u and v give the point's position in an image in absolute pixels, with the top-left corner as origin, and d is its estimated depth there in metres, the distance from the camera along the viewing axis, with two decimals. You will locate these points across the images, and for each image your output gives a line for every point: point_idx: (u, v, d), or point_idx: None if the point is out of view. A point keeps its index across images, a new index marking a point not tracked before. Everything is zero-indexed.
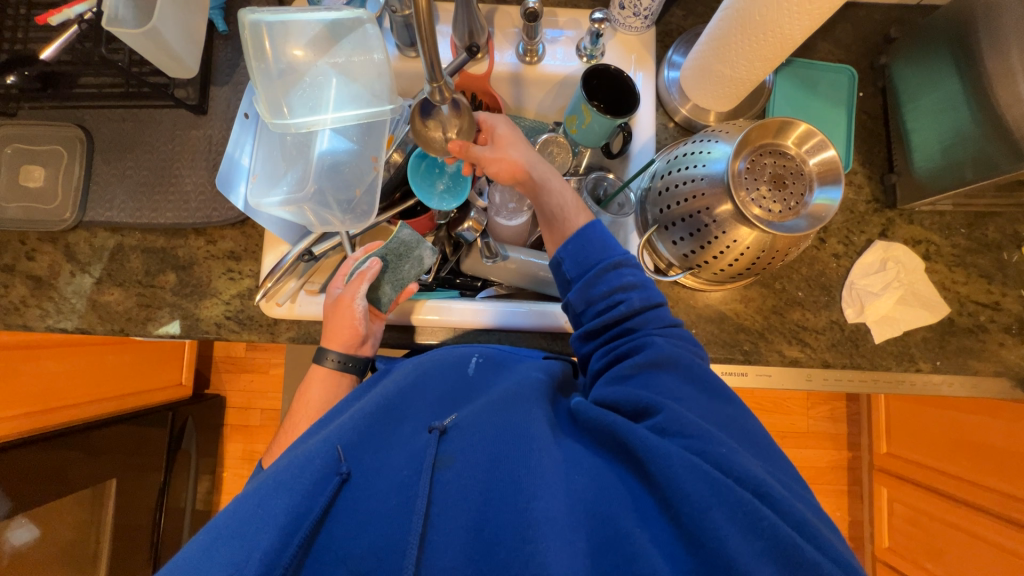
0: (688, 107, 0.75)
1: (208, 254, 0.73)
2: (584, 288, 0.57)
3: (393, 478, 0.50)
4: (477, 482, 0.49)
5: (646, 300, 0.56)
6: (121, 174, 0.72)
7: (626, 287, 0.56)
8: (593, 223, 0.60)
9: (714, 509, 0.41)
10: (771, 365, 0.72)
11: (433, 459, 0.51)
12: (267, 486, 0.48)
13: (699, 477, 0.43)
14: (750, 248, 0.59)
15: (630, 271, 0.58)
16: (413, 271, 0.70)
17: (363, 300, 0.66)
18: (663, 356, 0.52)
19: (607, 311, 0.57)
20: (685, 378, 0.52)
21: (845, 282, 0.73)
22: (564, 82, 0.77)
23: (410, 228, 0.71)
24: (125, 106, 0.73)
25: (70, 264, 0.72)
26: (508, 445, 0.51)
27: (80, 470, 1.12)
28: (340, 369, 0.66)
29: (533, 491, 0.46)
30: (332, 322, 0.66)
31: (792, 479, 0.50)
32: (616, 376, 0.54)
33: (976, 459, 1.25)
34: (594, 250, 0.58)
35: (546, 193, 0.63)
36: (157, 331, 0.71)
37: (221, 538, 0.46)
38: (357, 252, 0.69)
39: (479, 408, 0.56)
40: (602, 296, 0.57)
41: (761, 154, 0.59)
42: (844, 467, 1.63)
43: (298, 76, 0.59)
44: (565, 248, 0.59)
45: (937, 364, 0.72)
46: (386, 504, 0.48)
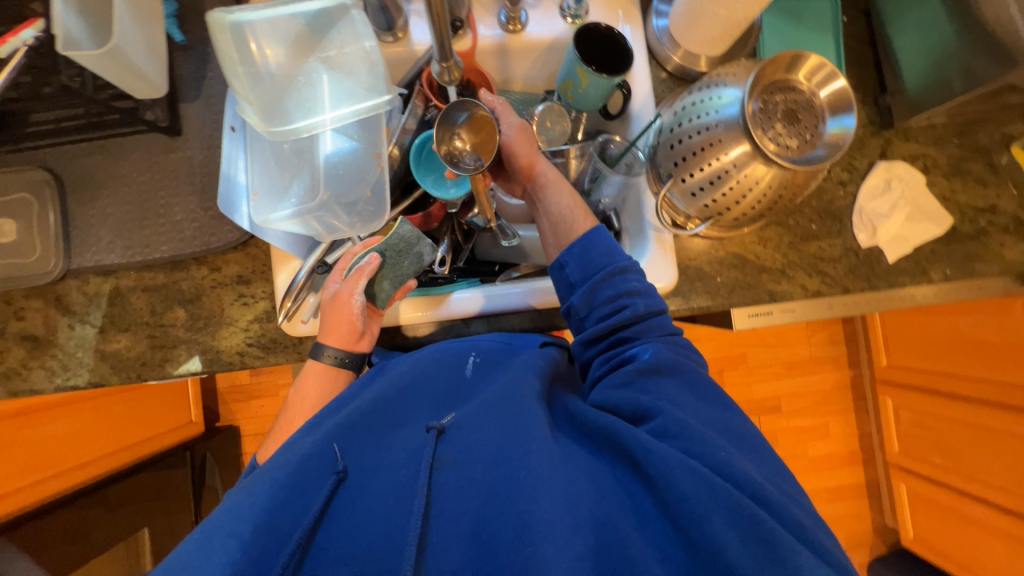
0: (680, 54, 0.74)
1: (214, 283, 0.69)
2: (588, 292, 0.59)
3: (393, 478, 0.50)
4: (472, 481, 0.49)
5: (651, 306, 0.58)
6: (102, 213, 0.67)
7: (632, 290, 0.59)
8: (598, 228, 0.63)
9: (714, 513, 0.43)
10: (794, 300, 0.74)
11: (433, 458, 0.51)
12: (259, 481, 0.49)
13: (697, 482, 0.44)
14: (770, 188, 0.60)
15: (636, 275, 0.60)
16: (413, 268, 0.67)
17: (361, 295, 0.63)
18: (663, 363, 0.55)
19: (610, 316, 0.58)
20: (683, 385, 0.54)
21: (855, 209, 0.74)
22: (551, 47, 0.75)
23: (410, 222, 0.66)
24: (90, 139, 0.67)
25: (66, 317, 0.68)
26: (502, 448, 0.51)
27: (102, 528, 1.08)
28: (338, 365, 0.64)
29: (532, 493, 0.46)
30: (329, 318, 0.63)
31: (793, 486, 0.51)
32: (615, 380, 0.56)
33: (970, 354, 1.34)
34: (598, 254, 0.61)
35: (554, 192, 0.66)
36: (176, 371, 0.68)
37: (215, 532, 0.45)
38: (355, 246, 0.65)
39: (479, 406, 0.56)
40: (607, 300, 0.59)
41: (771, 92, 0.58)
42: (848, 385, 1.73)
43: (290, 79, 0.55)
44: (570, 252, 0.61)
45: (947, 273, 0.75)
46: (385, 505, 0.48)
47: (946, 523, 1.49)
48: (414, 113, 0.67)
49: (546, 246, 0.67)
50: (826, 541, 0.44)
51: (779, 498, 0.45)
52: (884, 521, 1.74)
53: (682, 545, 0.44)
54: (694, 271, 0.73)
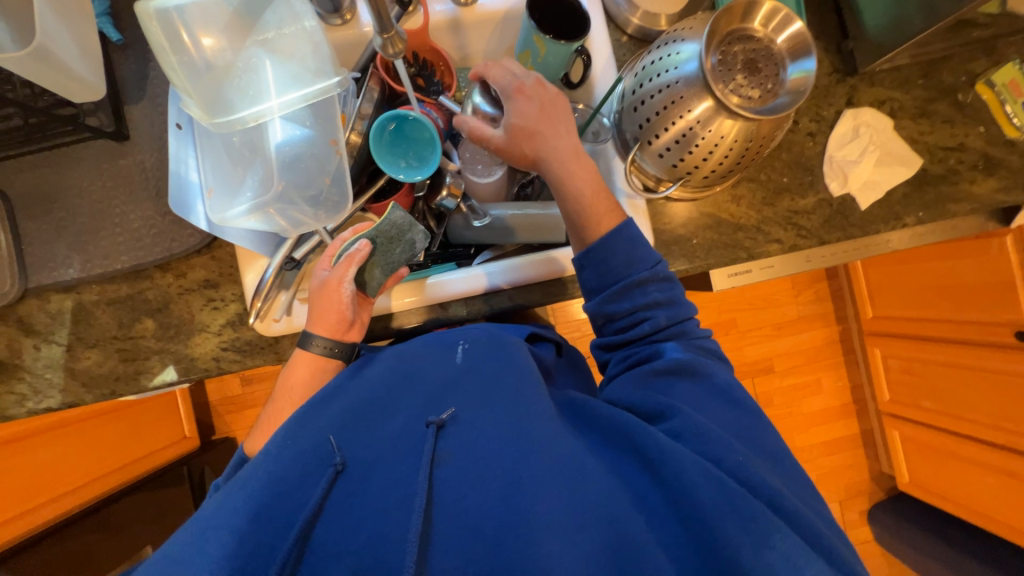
0: (639, 16, 0.72)
1: (181, 290, 0.67)
2: (604, 302, 0.60)
3: (392, 473, 0.48)
4: (476, 477, 0.48)
5: (672, 318, 0.59)
6: (54, 227, 0.65)
7: (650, 302, 0.59)
8: (624, 227, 0.59)
9: (726, 517, 0.43)
10: (772, 255, 0.74)
11: (432, 455, 0.49)
12: (254, 478, 0.47)
13: (712, 484, 0.45)
14: (737, 141, 0.59)
15: (656, 286, 0.59)
16: (404, 256, 0.65)
17: (352, 284, 0.61)
18: (685, 366, 0.56)
19: (629, 325, 0.60)
20: (703, 390, 0.55)
21: (824, 158, 0.74)
22: (506, 18, 0.73)
23: (401, 208, 0.64)
24: (32, 151, 0.64)
25: (30, 338, 0.65)
26: (512, 446, 0.50)
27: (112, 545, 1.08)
28: (327, 355, 0.62)
29: (536, 492, 0.46)
30: (318, 306, 0.61)
31: (804, 488, 0.52)
32: (636, 379, 0.57)
33: (951, 298, 1.36)
34: (618, 263, 0.59)
35: (575, 186, 0.60)
36: (151, 382, 0.66)
37: (212, 527, 0.45)
38: (343, 233, 0.63)
39: (483, 400, 0.54)
40: (626, 313, 0.60)
41: (728, 44, 0.57)
42: (837, 340, 1.76)
43: (228, 66, 0.52)
44: (587, 257, 0.60)
45: (920, 216, 0.75)
46: (383, 503, 0.46)
47: (940, 465, 1.53)
48: (369, 97, 0.66)
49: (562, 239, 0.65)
50: (832, 541, 0.46)
51: (793, 505, 0.46)
52: (880, 469, 1.78)
53: (692, 544, 0.44)
54: (670, 236, 0.72)
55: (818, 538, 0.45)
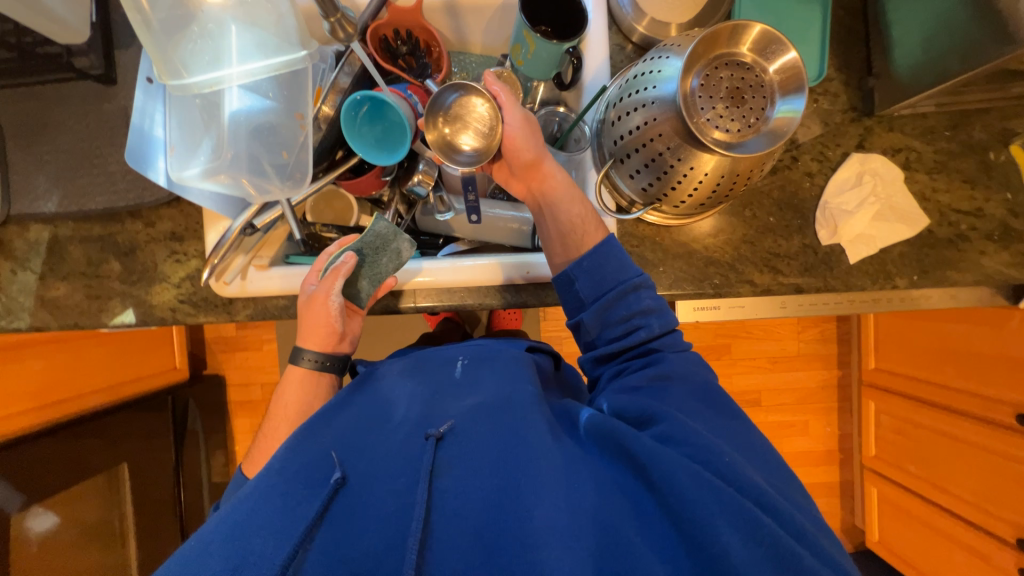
0: (645, 24, 0.67)
1: (149, 238, 0.69)
2: (600, 310, 0.59)
3: (392, 484, 0.50)
4: (472, 486, 0.49)
5: (666, 325, 0.58)
6: (39, 159, 0.68)
7: (643, 309, 0.58)
8: (608, 241, 0.61)
9: (716, 516, 0.42)
10: (742, 296, 0.70)
11: (432, 465, 0.51)
12: (257, 493, 0.49)
13: (701, 485, 0.44)
14: (709, 174, 0.56)
15: (650, 293, 0.59)
16: (391, 265, 0.67)
17: (338, 296, 0.63)
18: (674, 371, 0.55)
19: (625, 335, 0.59)
20: (691, 393, 0.54)
21: (818, 203, 0.69)
22: (504, 8, 0.70)
23: (386, 218, 0.66)
24: (25, 83, 0.67)
25: (8, 261, 0.69)
26: (506, 452, 0.51)
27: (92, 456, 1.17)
28: (318, 369, 0.65)
29: (533, 500, 0.47)
30: (307, 321, 0.64)
31: (794, 490, 0.50)
32: (627, 387, 0.56)
33: (959, 364, 1.27)
34: (611, 270, 0.60)
35: (564, 201, 0.62)
36: (112, 321, 0.69)
37: (213, 544, 0.45)
38: (329, 248, 0.65)
39: (475, 410, 0.56)
40: (620, 319, 0.59)
41: (716, 68, 0.53)
42: (834, 385, 1.69)
43: (187, 28, 0.52)
44: (580, 266, 0.60)
45: (915, 279, 0.69)
46: (382, 511, 0.48)
47: (915, 531, 1.46)
48: (345, 71, 0.65)
49: (553, 261, 0.64)
50: (827, 546, 0.44)
51: (779, 501, 0.44)
52: (853, 521, 1.72)
53: (685, 549, 0.43)
54: (637, 260, 0.69)
55: (813, 543, 0.43)
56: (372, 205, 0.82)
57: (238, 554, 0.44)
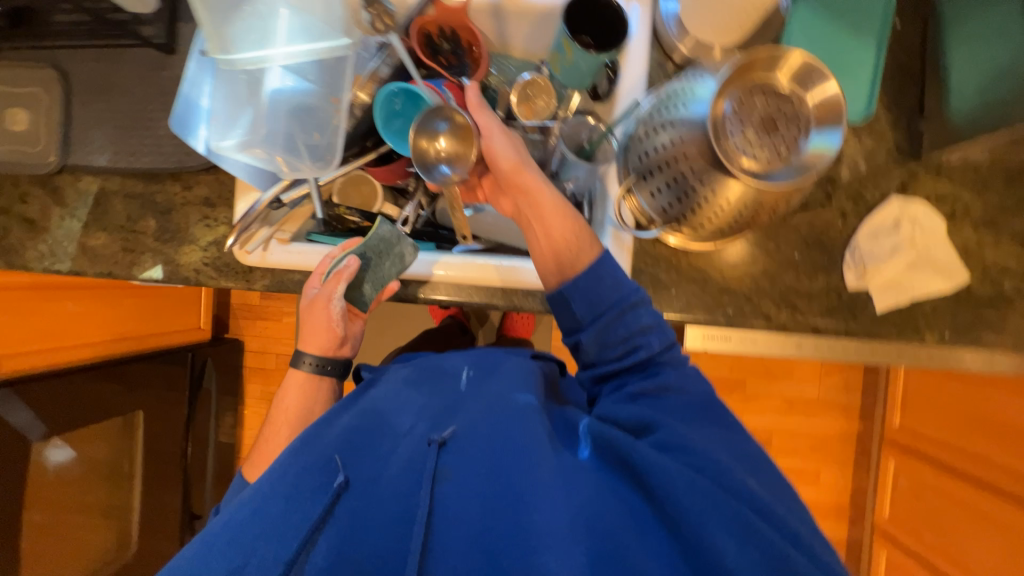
0: (688, 43, 0.66)
1: (185, 201, 0.73)
2: (598, 332, 0.57)
3: (394, 488, 0.51)
4: (474, 492, 0.50)
5: (665, 342, 0.57)
6: (98, 117, 0.73)
7: (642, 328, 0.57)
8: (605, 258, 0.58)
9: (709, 520, 0.45)
10: (755, 330, 0.68)
11: (433, 471, 0.52)
12: (261, 495, 0.52)
13: (698, 493, 0.46)
14: (732, 201, 0.54)
15: (646, 311, 0.58)
16: (393, 269, 0.69)
17: (339, 300, 0.67)
18: (673, 384, 0.56)
19: (625, 354, 0.58)
20: (687, 404, 0.55)
21: (849, 244, 0.66)
22: (548, 14, 0.70)
23: (389, 223, 0.68)
24: (96, 46, 0.72)
25: (59, 208, 0.74)
26: (507, 459, 0.51)
27: (113, 397, 1.25)
28: (318, 372, 0.69)
29: (534, 504, 0.47)
30: (311, 323, 0.68)
31: (786, 489, 0.53)
32: (627, 395, 0.56)
33: (991, 433, 1.19)
34: (607, 291, 0.57)
35: (556, 214, 0.59)
36: (141, 275, 0.74)
37: (219, 544, 0.49)
38: (333, 250, 0.67)
39: (473, 417, 0.56)
40: (621, 339, 0.57)
41: (751, 93, 0.51)
42: (852, 437, 1.61)
43: (236, 6, 0.54)
44: (575, 287, 0.58)
45: (945, 336, 0.65)
46: (386, 512, 0.50)
47: None
48: (386, 61, 0.67)
49: (546, 278, 0.61)
50: (815, 543, 0.47)
51: (770, 503, 0.48)
52: None
53: (681, 555, 0.45)
54: (649, 279, 0.68)
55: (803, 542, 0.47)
56: (396, 194, 0.84)
57: (249, 553, 0.48)
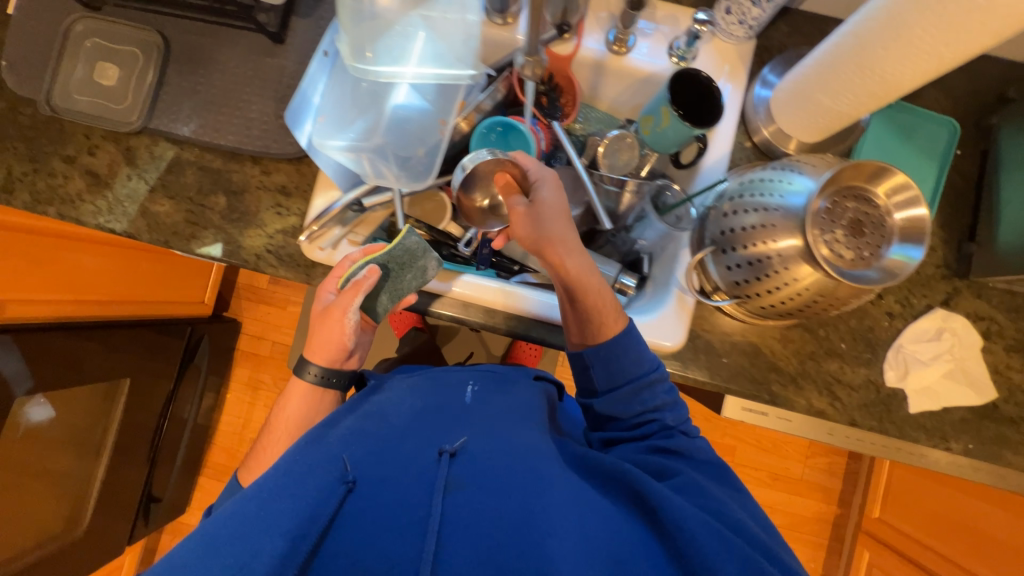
0: (771, 129, 0.71)
1: (260, 185, 0.73)
2: (613, 400, 0.62)
3: (405, 495, 0.50)
4: (486, 507, 0.49)
5: (678, 420, 0.62)
6: (190, 88, 0.73)
7: (659, 404, 0.61)
8: (628, 329, 0.62)
9: (725, 562, 0.44)
10: (794, 411, 0.70)
11: (445, 481, 0.51)
12: (267, 488, 0.49)
13: (710, 529, 0.46)
14: (808, 290, 0.57)
15: (662, 389, 0.62)
16: (414, 282, 0.66)
17: (353, 313, 0.63)
18: (679, 446, 0.60)
19: (637, 424, 0.62)
20: (692, 465, 0.59)
21: (892, 344, 0.69)
22: (648, 80, 0.74)
23: (416, 233, 0.65)
24: (205, 21, 0.73)
25: (128, 167, 0.73)
26: (519, 480, 0.52)
27: (91, 360, 1.12)
28: (323, 384, 0.68)
29: (548, 527, 0.47)
30: (321, 334, 0.65)
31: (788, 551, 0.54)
32: (636, 450, 0.60)
33: (968, 540, 1.24)
34: (627, 362, 0.61)
35: (584, 280, 0.61)
36: (198, 249, 0.72)
37: (220, 539, 0.45)
38: (354, 256, 0.64)
39: (487, 438, 0.57)
40: (636, 412, 0.62)
41: (844, 197, 0.55)
42: (829, 521, 1.64)
43: (387, 25, 0.63)
44: (596, 354, 0.62)
45: (969, 447, 0.69)
46: (394, 517, 0.48)
47: None
48: (492, 95, 0.69)
49: (570, 335, 0.66)
50: None
51: (776, 549, 0.50)
52: None
53: None
54: (703, 343, 0.70)
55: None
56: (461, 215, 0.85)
57: (243, 549, 0.45)
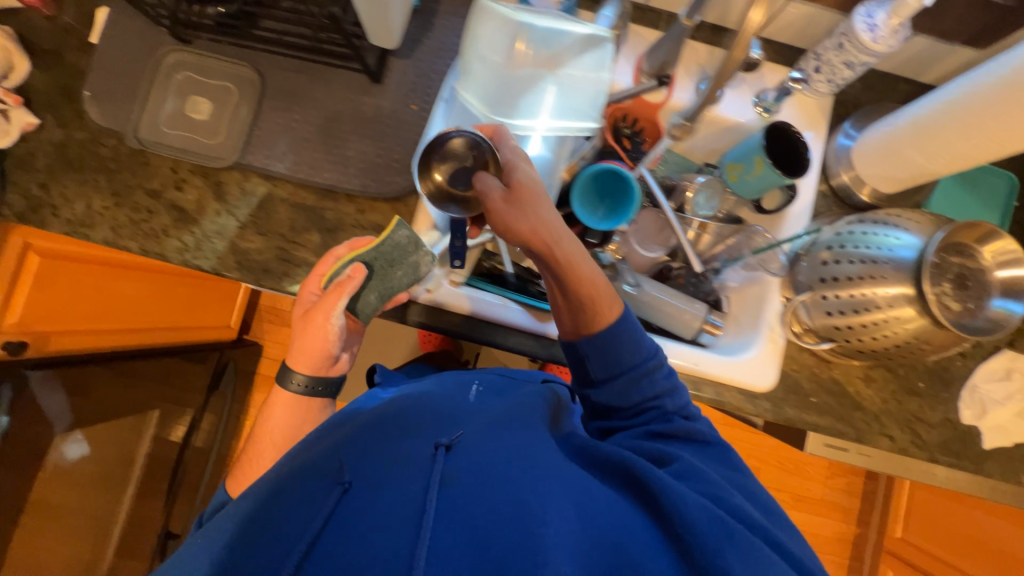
0: (850, 174, 0.75)
1: (355, 223, 0.72)
2: (615, 390, 0.56)
3: (399, 490, 0.47)
4: (484, 499, 0.45)
5: (680, 406, 0.56)
6: (286, 124, 0.72)
7: (659, 391, 0.55)
8: (626, 316, 0.55)
9: (726, 551, 0.41)
10: (878, 448, 0.73)
11: (441, 476, 0.47)
12: (277, 502, 0.48)
13: (713, 517, 0.43)
14: (911, 339, 0.61)
15: (663, 375, 0.56)
16: (405, 278, 0.64)
17: (338, 315, 0.61)
18: (684, 431, 0.55)
19: (641, 414, 0.56)
20: (694, 450, 0.55)
21: (966, 383, 0.74)
22: (733, 129, 0.78)
23: (407, 227, 0.61)
24: (303, 59, 0.73)
25: (217, 202, 0.72)
26: (507, 468, 0.49)
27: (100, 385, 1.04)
28: (308, 394, 0.65)
29: (544, 517, 0.44)
30: (302, 339, 0.62)
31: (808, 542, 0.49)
32: (634, 435, 0.55)
33: (994, 560, 1.30)
34: (624, 349, 0.54)
35: (569, 266, 0.53)
36: (290, 288, 0.71)
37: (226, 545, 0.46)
38: (339, 254, 0.62)
39: (485, 434, 0.53)
40: (636, 402, 0.56)
41: (949, 253, 0.59)
42: (849, 540, 1.69)
43: (527, 77, 0.63)
44: (590, 342, 0.54)
45: None
46: (384, 514, 0.45)
47: None
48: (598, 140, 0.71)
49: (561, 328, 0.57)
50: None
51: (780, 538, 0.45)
52: None
53: None
54: (793, 383, 0.73)
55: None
56: None
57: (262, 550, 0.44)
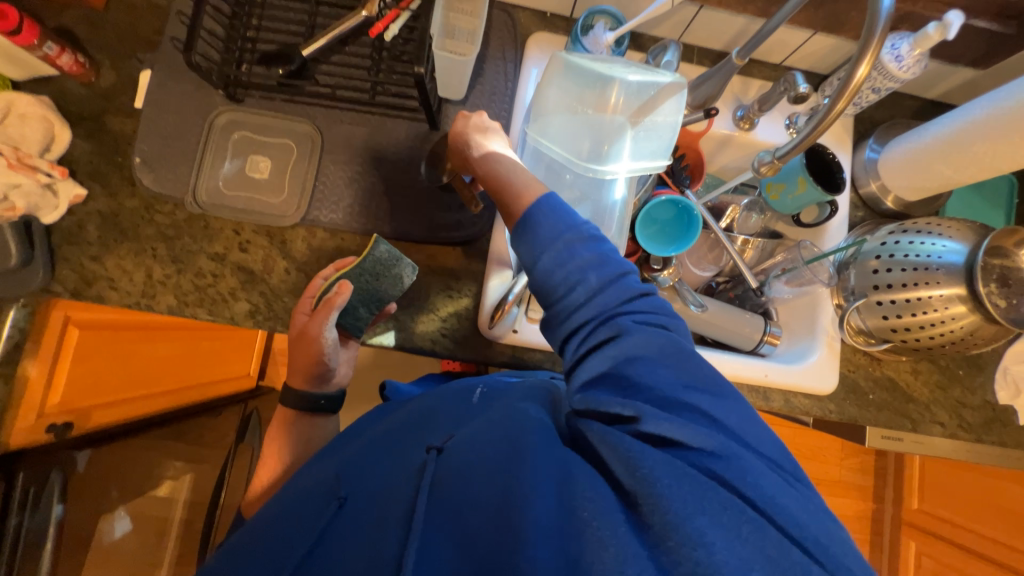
0: (877, 184, 0.82)
1: (427, 269, 0.73)
2: (542, 276, 0.49)
3: (396, 493, 0.43)
4: (474, 487, 0.41)
5: (604, 278, 0.47)
6: (348, 177, 0.72)
7: (578, 265, 0.48)
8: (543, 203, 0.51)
9: (697, 515, 0.35)
10: (932, 435, 0.79)
11: (433, 478, 0.42)
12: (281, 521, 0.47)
13: (684, 480, 0.37)
14: (964, 334, 0.67)
15: (584, 248, 0.48)
16: (390, 291, 0.65)
17: (329, 329, 0.62)
18: (642, 337, 0.44)
19: (588, 316, 0.47)
20: (663, 360, 0.44)
21: (999, 366, 0.81)
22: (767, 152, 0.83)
23: (385, 242, 0.65)
24: (359, 110, 0.73)
25: (285, 261, 0.71)
26: (498, 456, 0.42)
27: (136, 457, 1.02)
28: (313, 409, 0.67)
29: (525, 496, 0.38)
30: (295, 354, 0.65)
31: (792, 474, 0.41)
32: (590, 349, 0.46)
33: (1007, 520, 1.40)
34: (545, 231, 0.49)
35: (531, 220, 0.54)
36: (369, 340, 0.70)
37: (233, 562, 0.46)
38: (325, 273, 0.65)
39: (481, 425, 0.47)
40: (567, 287, 0.47)
41: (991, 256, 0.66)
42: (868, 517, 1.78)
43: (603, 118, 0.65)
44: (517, 236, 0.51)
45: None
46: (370, 522, 0.42)
47: None
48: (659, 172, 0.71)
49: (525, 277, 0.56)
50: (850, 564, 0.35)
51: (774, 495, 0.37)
52: None
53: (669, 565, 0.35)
54: (850, 383, 0.79)
55: (819, 545, 0.36)
56: None
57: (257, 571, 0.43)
